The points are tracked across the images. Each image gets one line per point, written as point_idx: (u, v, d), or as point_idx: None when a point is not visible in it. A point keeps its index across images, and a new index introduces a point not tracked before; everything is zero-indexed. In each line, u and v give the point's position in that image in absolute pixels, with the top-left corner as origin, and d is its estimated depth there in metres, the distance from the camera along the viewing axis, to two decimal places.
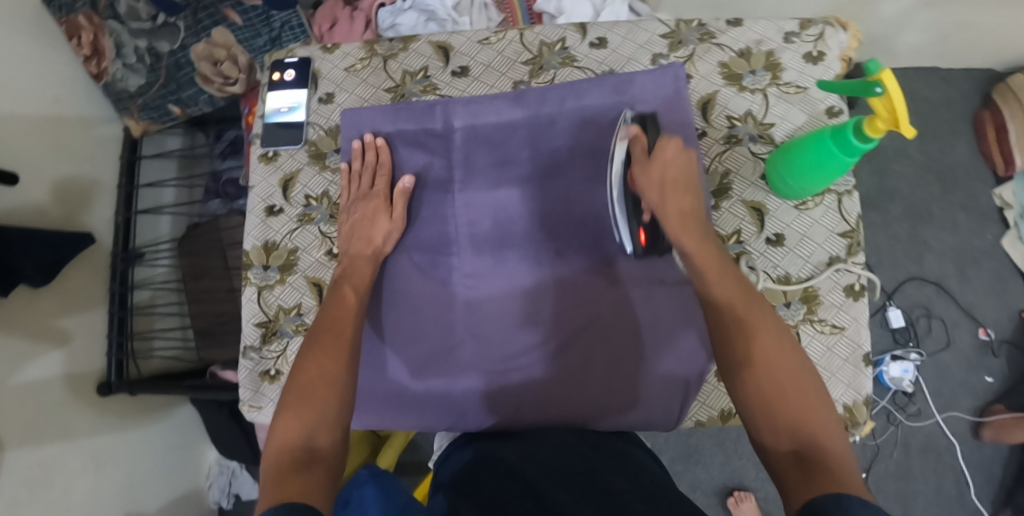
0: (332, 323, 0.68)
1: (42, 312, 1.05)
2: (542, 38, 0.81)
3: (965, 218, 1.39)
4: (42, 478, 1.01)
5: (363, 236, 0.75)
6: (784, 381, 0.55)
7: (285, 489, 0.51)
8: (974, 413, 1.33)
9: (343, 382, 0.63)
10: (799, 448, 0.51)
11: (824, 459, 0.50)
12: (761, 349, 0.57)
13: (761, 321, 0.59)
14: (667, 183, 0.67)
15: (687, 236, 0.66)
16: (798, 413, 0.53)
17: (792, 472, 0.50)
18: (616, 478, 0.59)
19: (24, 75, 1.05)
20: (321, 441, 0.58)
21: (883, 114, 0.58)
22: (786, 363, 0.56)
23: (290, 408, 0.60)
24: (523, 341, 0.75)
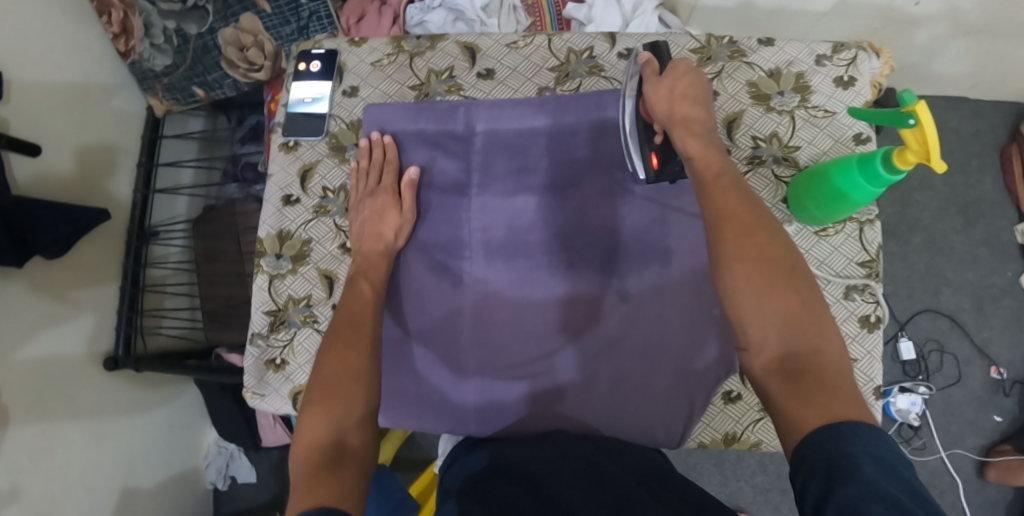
0: (351, 318, 0.67)
1: (57, 283, 1.06)
2: (570, 45, 0.80)
3: (986, 254, 1.37)
4: (44, 448, 1.01)
5: (374, 233, 0.75)
6: (776, 277, 0.53)
7: (316, 494, 0.51)
8: (980, 452, 1.31)
9: (370, 375, 0.63)
10: (789, 356, 0.50)
11: (812, 364, 0.49)
12: (757, 244, 0.55)
13: (757, 219, 0.57)
14: (674, 95, 0.66)
15: (691, 140, 0.63)
16: (790, 314, 0.52)
17: (778, 382, 0.50)
18: (622, 473, 0.60)
19: (53, 48, 1.06)
20: (351, 439, 0.58)
21: (913, 146, 0.57)
22: (780, 262, 0.54)
23: (317, 405, 0.60)
24: (532, 349, 0.74)
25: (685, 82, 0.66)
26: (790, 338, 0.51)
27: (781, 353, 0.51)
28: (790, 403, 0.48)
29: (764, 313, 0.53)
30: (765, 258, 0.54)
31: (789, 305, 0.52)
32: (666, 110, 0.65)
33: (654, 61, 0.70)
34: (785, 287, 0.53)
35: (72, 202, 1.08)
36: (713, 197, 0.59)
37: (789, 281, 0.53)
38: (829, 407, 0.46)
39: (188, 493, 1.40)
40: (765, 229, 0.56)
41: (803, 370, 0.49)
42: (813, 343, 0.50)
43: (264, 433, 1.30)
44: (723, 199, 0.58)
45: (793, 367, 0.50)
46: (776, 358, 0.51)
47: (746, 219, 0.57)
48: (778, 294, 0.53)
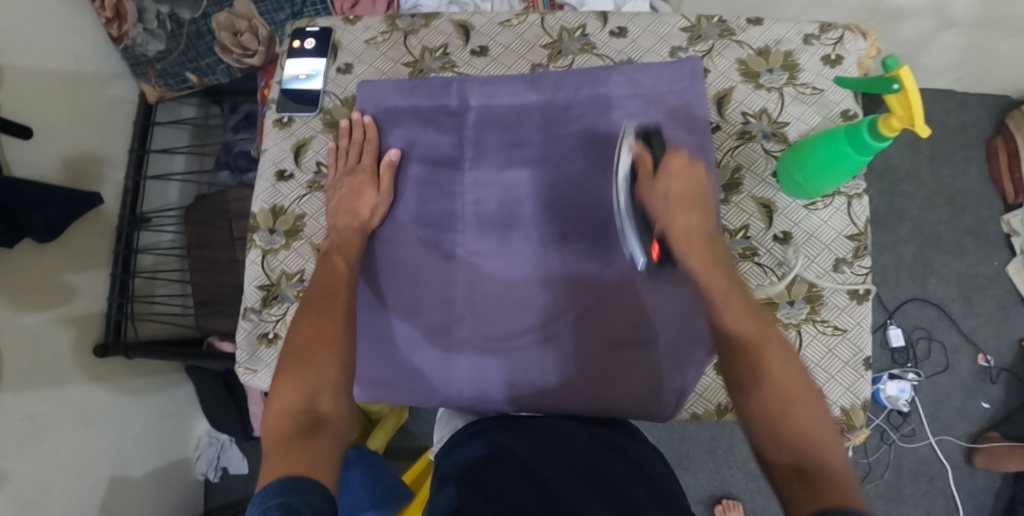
0: (325, 288, 0.69)
1: (47, 268, 1.06)
2: (563, 24, 0.81)
3: (973, 243, 1.39)
4: (32, 432, 1.01)
5: (350, 209, 0.76)
6: (787, 395, 0.55)
7: (290, 462, 0.53)
8: (968, 439, 1.32)
9: (343, 342, 0.64)
10: (802, 463, 0.51)
11: (824, 470, 0.50)
12: (769, 363, 0.57)
13: (768, 340, 0.58)
14: (674, 200, 0.66)
15: (693, 257, 0.65)
16: (803, 428, 0.53)
17: (794, 486, 0.50)
18: (620, 471, 0.61)
19: (45, 32, 1.06)
20: (324, 405, 0.59)
21: (899, 112, 0.58)
22: (795, 384, 0.56)
23: (290, 373, 0.61)
24: (525, 320, 0.74)
25: (683, 179, 0.67)
26: (803, 447, 0.52)
27: (795, 459, 0.52)
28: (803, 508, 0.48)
29: (788, 434, 0.53)
30: (779, 384, 0.56)
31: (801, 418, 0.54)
32: (669, 217, 0.66)
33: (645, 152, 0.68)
34: (797, 405, 0.54)
35: (73, 186, 1.09)
36: (721, 311, 0.61)
37: (796, 395, 0.55)
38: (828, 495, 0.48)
39: (179, 484, 1.39)
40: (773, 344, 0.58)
41: (818, 477, 0.50)
42: (827, 452, 0.52)
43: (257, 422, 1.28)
44: (731, 314, 0.60)
45: (808, 471, 0.51)
46: (791, 468, 0.52)
47: (756, 338, 0.58)
48: (792, 413, 0.54)
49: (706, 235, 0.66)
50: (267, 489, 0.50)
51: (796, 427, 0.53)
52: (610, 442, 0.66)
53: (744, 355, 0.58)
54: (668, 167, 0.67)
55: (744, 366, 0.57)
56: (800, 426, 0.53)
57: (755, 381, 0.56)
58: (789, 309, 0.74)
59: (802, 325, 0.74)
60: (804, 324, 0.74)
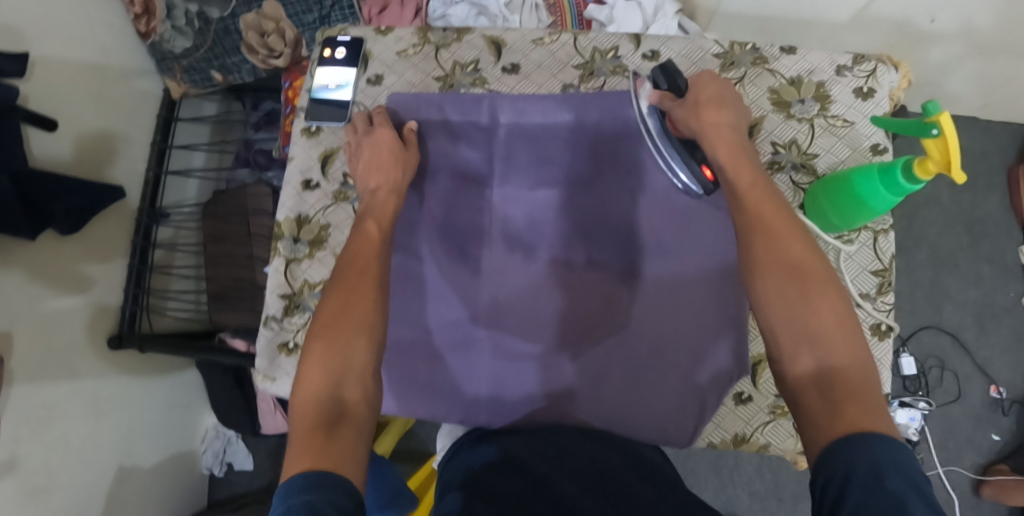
0: (353, 264, 0.67)
1: (67, 258, 1.06)
2: (596, 44, 0.81)
3: (990, 272, 1.37)
4: (45, 421, 1.01)
5: (381, 163, 0.75)
6: (806, 288, 0.53)
7: (312, 455, 0.52)
8: (976, 470, 1.31)
9: (373, 321, 0.63)
10: (821, 365, 0.50)
11: (845, 382, 0.49)
12: (788, 253, 0.55)
13: (782, 223, 0.57)
14: (700, 107, 0.66)
15: (719, 146, 0.64)
16: (822, 326, 0.51)
17: (812, 397, 0.49)
18: (622, 470, 0.61)
19: (76, 23, 1.06)
20: (349, 393, 0.58)
21: (936, 157, 0.58)
22: (816, 278, 0.54)
23: (315, 355, 0.60)
24: (546, 340, 0.74)
25: (708, 87, 0.67)
26: (819, 344, 0.51)
27: (813, 364, 0.50)
28: (819, 418, 0.47)
29: (803, 330, 0.52)
30: (800, 279, 0.54)
31: (819, 316, 0.52)
32: (697, 123, 0.65)
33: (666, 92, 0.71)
34: (815, 297, 0.53)
35: (89, 177, 1.08)
36: (746, 207, 0.59)
37: (817, 291, 0.53)
38: (850, 417, 0.46)
39: (185, 477, 1.39)
40: (791, 232, 0.56)
41: (834, 384, 0.49)
42: (841, 349, 0.50)
43: (264, 419, 1.27)
44: (752, 210, 0.59)
45: (825, 377, 0.49)
46: (807, 369, 0.50)
47: (783, 235, 0.56)
48: (808, 303, 0.53)
49: (735, 134, 0.65)
50: (289, 482, 0.49)
51: (812, 322, 0.52)
52: (616, 447, 0.66)
53: (766, 245, 0.56)
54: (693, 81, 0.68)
55: (764, 258, 0.55)
56: (817, 319, 0.52)
57: (774, 276, 0.54)
58: None
59: None
60: None
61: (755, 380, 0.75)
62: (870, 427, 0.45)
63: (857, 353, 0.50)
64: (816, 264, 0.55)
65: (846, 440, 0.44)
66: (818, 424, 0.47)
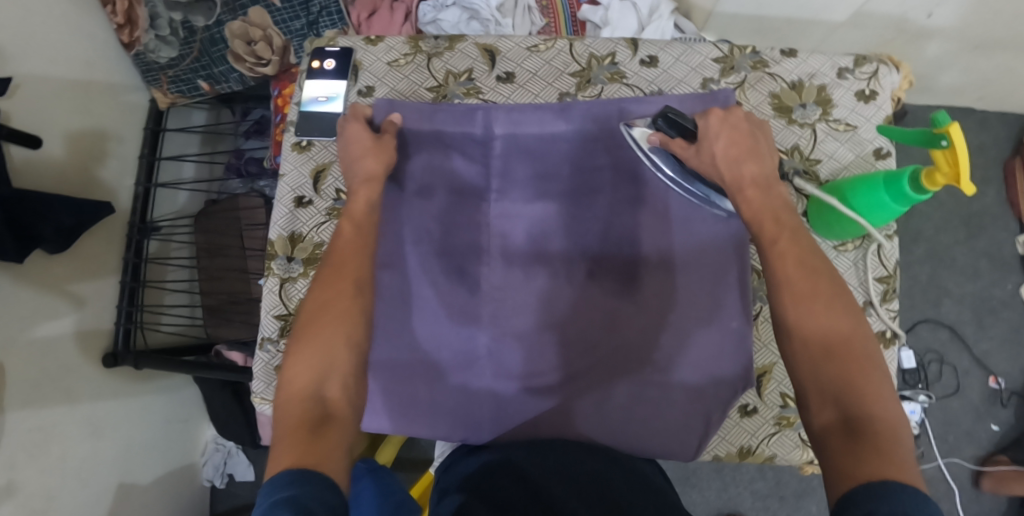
0: (336, 257, 0.65)
1: (56, 277, 1.05)
2: (592, 51, 0.79)
3: (987, 264, 1.37)
4: (41, 443, 1.00)
5: (359, 141, 0.72)
6: (833, 343, 0.50)
7: (297, 452, 0.51)
8: (976, 462, 1.31)
9: (354, 316, 0.61)
10: (846, 413, 0.48)
11: (872, 426, 0.46)
12: (809, 303, 0.52)
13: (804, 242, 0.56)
14: (723, 157, 0.62)
15: (723, 146, 0.63)
16: (848, 374, 0.49)
17: (836, 440, 0.47)
18: (619, 484, 0.60)
19: (57, 36, 1.04)
20: (333, 390, 0.57)
21: (944, 168, 0.58)
22: (851, 335, 0.51)
23: (298, 352, 0.59)
24: (548, 357, 0.73)
25: (726, 133, 0.63)
26: (845, 395, 0.48)
27: (837, 414, 0.48)
28: (843, 462, 0.45)
29: (828, 382, 0.49)
30: (830, 334, 0.51)
31: (848, 366, 0.49)
32: (726, 172, 0.62)
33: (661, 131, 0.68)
34: (850, 360, 0.50)
35: (83, 197, 1.07)
36: (775, 248, 0.56)
37: (839, 321, 0.51)
38: (876, 462, 0.44)
39: (185, 491, 1.38)
40: (825, 291, 0.53)
41: (865, 431, 0.46)
42: (874, 404, 0.47)
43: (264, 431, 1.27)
44: (781, 264, 0.55)
45: (852, 425, 0.47)
46: (834, 423, 0.48)
47: (807, 264, 0.54)
48: (834, 357, 0.50)
49: (766, 182, 0.61)
50: (275, 479, 0.49)
51: (839, 374, 0.49)
52: (616, 461, 0.66)
53: (793, 301, 0.53)
54: (708, 125, 0.64)
55: (792, 312, 0.52)
56: (847, 370, 0.49)
57: (803, 331, 0.52)
58: None
59: None
60: None
61: (761, 390, 0.74)
62: (890, 473, 0.43)
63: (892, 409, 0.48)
64: (851, 319, 0.52)
65: (872, 487, 0.42)
66: (840, 469, 0.45)
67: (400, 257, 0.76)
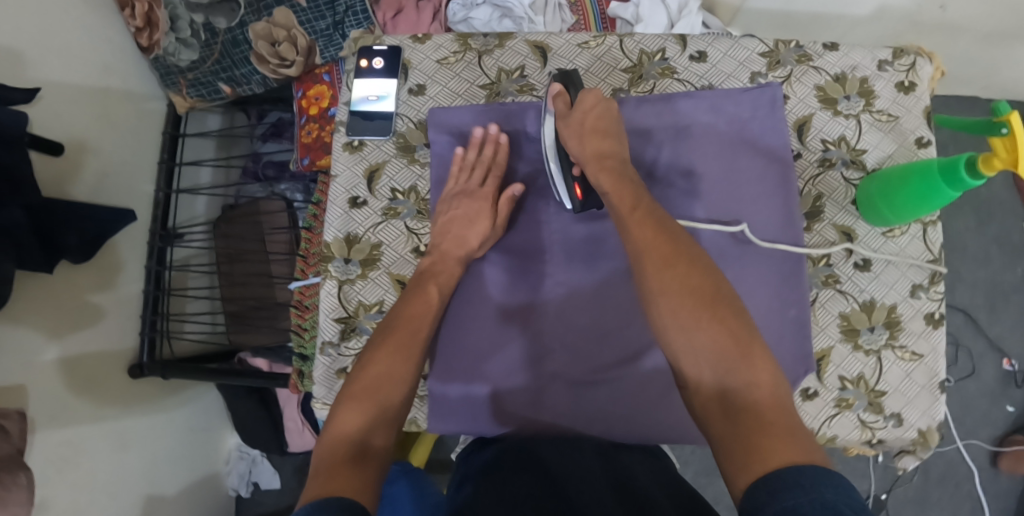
0: (407, 319, 0.66)
1: (78, 286, 1.02)
2: (642, 47, 0.80)
3: (999, 253, 1.39)
4: (70, 458, 0.98)
5: (457, 235, 0.73)
6: (703, 314, 0.55)
7: (334, 483, 0.50)
8: (993, 442, 1.35)
9: (408, 376, 0.63)
10: (725, 390, 0.52)
11: (751, 405, 0.50)
12: (673, 276, 0.57)
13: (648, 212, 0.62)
14: (586, 129, 0.69)
15: (575, 141, 0.69)
16: (722, 346, 0.53)
17: (716, 421, 0.52)
18: (653, 488, 0.59)
19: (74, 40, 1.02)
20: (376, 438, 0.57)
21: (1002, 155, 0.59)
22: (712, 294, 0.56)
23: (351, 398, 0.59)
24: (614, 352, 0.73)
25: (597, 111, 0.70)
26: (723, 369, 0.53)
27: (718, 386, 0.53)
28: (732, 445, 0.49)
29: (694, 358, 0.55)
30: (698, 304, 0.55)
31: (712, 336, 0.54)
32: (579, 146, 0.69)
33: (564, 92, 0.73)
34: (714, 316, 0.55)
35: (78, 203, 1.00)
36: (630, 228, 0.61)
37: (689, 280, 0.57)
38: (767, 449, 0.47)
39: (211, 500, 1.35)
40: (687, 260, 0.58)
41: (741, 408, 0.50)
42: (749, 373, 0.52)
43: (292, 437, 1.26)
44: (640, 233, 0.60)
45: (730, 405, 0.51)
46: (714, 402, 0.52)
47: (659, 240, 0.59)
48: (706, 328, 0.54)
49: (601, 156, 0.67)
50: (305, 506, 0.47)
51: (712, 346, 0.54)
52: (644, 461, 0.66)
53: (667, 274, 0.57)
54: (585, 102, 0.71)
55: (657, 284, 0.57)
56: (719, 342, 0.54)
57: (672, 304, 0.56)
58: (869, 335, 0.74)
59: (882, 352, 0.74)
60: (883, 350, 0.74)
61: (820, 374, 0.74)
62: (787, 458, 0.45)
63: (766, 375, 0.52)
64: (706, 280, 0.57)
65: (770, 479, 0.44)
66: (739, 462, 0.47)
67: (485, 286, 0.76)
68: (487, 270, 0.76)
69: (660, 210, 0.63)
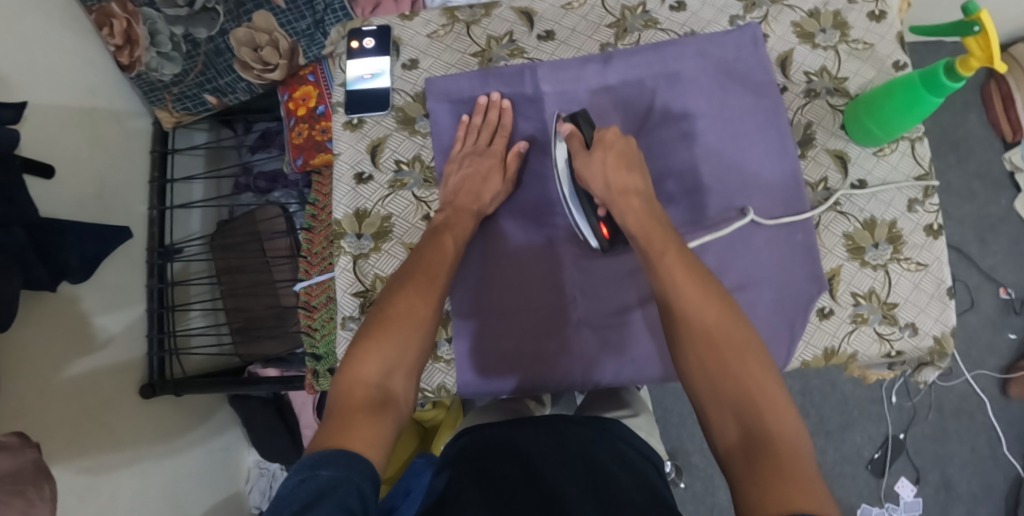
0: (427, 266, 0.67)
1: (82, 309, 1.01)
2: (623, 2, 0.83)
3: (981, 185, 1.43)
4: (92, 483, 0.96)
5: (472, 191, 0.74)
6: (727, 355, 0.56)
7: (349, 432, 0.53)
8: (1001, 371, 1.38)
9: (429, 324, 0.64)
10: (748, 435, 0.52)
11: (772, 446, 0.50)
12: (702, 323, 0.58)
13: (670, 246, 0.63)
14: (611, 165, 0.69)
15: (595, 180, 0.69)
16: (743, 386, 0.54)
17: (737, 463, 0.51)
18: (635, 489, 0.62)
19: (57, 62, 1.02)
20: (394, 386, 0.59)
21: (977, 54, 0.62)
22: (738, 341, 0.57)
23: (374, 337, 0.60)
24: (629, 294, 0.75)
25: (618, 149, 0.70)
26: (746, 414, 0.53)
27: (739, 431, 0.52)
28: (752, 487, 0.48)
29: (717, 397, 0.55)
30: (728, 345, 0.56)
31: (744, 385, 0.54)
32: (603, 187, 0.69)
33: (578, 133, 0.73)
34: (731, 359, 0.56)
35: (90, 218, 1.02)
36: (657, 268, 0.62)
37: (718, 322, 0.58)
38: (790, 493, 0.46)
39: None
40: (716, 304, 0.59)
41: (765, 449, 0.50)
42: (771, 420, 0.52)
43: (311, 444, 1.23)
44: (669, 272, 0.61)
45: (754, 449, 0.50)
46: (736, 435, 0.52)
47: (683, 275, 0.61)
48: (734, 371, 0.55)
49: (626, 192, 0.68)
50: (316, 453, 0.50)
51: (738, 390, 0.54)
52: (630, 463, 0.68)
53: (697, 328, 0.58)
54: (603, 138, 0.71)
55: (682, 324, 0.59)
56: (745, 387, 0.54)
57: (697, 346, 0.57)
58: (874, 251, 0.77)
59: (889, 265, 0.76)
60: (890, 264, 0.77)
61: (833, 292, 0.76)
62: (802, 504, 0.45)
63: (788, 424, 0.52)
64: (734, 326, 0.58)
65: None
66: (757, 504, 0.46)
67: (504, 241, 0.77)
68: (502, 227, 0.78)
69: (694, 255, 0.63)
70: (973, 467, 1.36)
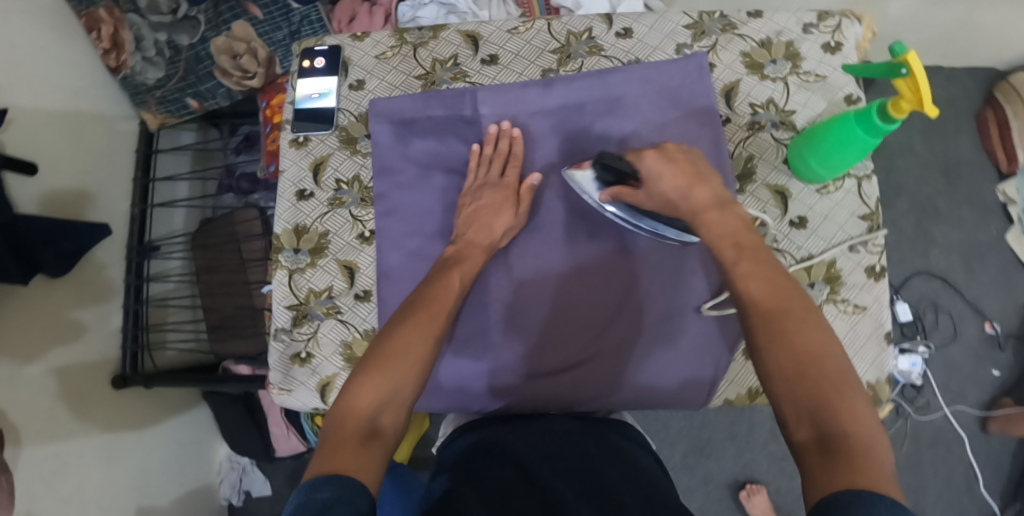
0: (431, 301, 0.65)
1: (58, 303, 1.05)
2: (569, 28, 0.83)
3: (971, 213, 1.39)
4: (59, 470, 1.00)
5: (484, 224, 0.74)
6: (804, 356, 0.48)
7: (340, 458, 0.50)
8: (982, 407, 1.33)
9: (426, 364, 0.61)
10: (821, 433, 0.45)
11: (846, 441, 0.43)
12: (767, 307, 0.52)
13: (756, 249, 0.57)
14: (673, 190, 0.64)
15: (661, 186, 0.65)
16: (805, 364, 0.48)
17: (811, 458, 0.44)
18: (626, 483, 0.58)
19: (44, 66, 1.06)
20: (387, 418, 0.56)
21: (907, 95, 0.61)
22: (821, 355, 0.48)
23: (372, 372, 0.58)
24: (560, 322, 0.76)
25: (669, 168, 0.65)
26: (818, 412, 0.46)
27: (812, 431, 0.45)
28: (812, 484, 0.42)
29: (783, 393, 0.48)
30: (806, 348, 0.49)
31: (822, 382, 0.47)
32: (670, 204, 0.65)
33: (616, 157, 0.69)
34: (809, 371, 0.47)
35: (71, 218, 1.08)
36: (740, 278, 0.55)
37: (802, 328, 0.50)
38: (853, 475, 0.41)
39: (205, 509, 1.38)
40: (797, 313, 0.51)
41: (834, 443, 0.44)
42: (848, 420, 0.44)
43: (278, 442, 1.28)
44: (745, 281, 0.55)
45: (825, 445, 0.44)
46: (808, 433, 0.45)
47: (758, 272, 0.55)
48: (798, 379, 0.47)
49: (719, 203, 0.62)
50: (312, 478, 0.48)
51: (815, 392, 0.47)
52: (628, 456, 0.64)
53: (779, 340, 0.50)
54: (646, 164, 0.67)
55: (758, 330, 0.51)
56: (820, 387, 0.47)
57: (778, 343, 0.49)
58: (810, 291, 0.76)
59: (824, 306, 0.75)
60: (825, 305, 0.75)
61: None
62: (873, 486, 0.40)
63: (867, 420, 0.45)
64: (818, 330, 0.50)
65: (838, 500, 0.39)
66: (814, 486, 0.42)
67: None
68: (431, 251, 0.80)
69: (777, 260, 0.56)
70: (948, 503, 1.32)
